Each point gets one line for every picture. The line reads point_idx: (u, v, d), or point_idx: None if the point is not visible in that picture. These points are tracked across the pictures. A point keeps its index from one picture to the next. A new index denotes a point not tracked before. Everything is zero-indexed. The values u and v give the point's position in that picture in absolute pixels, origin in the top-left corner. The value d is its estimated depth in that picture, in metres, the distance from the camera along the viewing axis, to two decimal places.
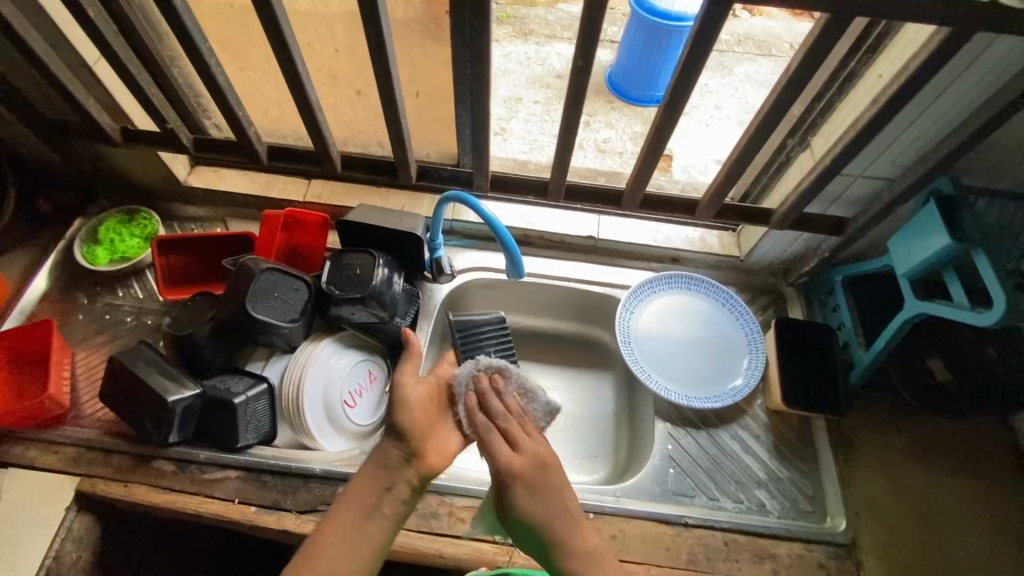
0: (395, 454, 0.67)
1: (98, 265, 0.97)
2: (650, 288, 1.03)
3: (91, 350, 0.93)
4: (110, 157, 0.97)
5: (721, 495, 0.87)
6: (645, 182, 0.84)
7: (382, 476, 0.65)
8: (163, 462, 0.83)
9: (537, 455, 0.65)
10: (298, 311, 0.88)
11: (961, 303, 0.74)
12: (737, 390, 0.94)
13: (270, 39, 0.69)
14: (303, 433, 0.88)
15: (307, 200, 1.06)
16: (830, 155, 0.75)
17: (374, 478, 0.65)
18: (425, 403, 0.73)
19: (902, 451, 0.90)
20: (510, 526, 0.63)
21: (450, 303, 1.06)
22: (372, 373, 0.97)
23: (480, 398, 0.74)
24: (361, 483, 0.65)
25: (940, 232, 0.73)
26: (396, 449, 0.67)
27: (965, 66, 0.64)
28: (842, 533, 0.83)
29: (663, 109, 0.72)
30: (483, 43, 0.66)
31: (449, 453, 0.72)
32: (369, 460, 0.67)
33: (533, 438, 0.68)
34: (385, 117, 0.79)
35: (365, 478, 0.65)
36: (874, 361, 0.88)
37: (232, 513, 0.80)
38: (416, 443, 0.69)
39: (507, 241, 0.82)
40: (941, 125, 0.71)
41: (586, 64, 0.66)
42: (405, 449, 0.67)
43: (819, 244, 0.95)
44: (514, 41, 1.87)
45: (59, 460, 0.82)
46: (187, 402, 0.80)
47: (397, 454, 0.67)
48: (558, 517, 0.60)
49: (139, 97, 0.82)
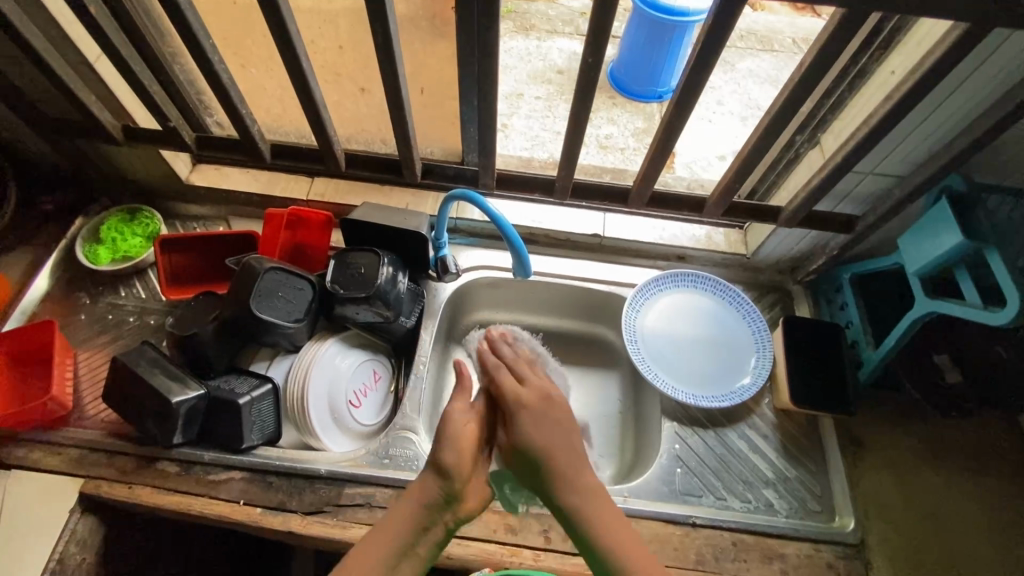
0: (436, 496, 0.62)
1: (100, 264, 0.96)
2: (656, 286, 1.03)
3: (94, 350, 0.93)
4: (111, 156, 0.96)
5: (729, 495, 0.87)
6: (653, 180, 0.84)
7: (420, 516, 0.61)
8: (167, 463, 0.82)
9: (542, 392, 0.70)
10: (303, 311, 0.87)
11: (973, 301, 0.74)
12: (745, 389, 0.94)
13: (275, 36, 0.68)
14: (308, 433, 0.87)
15: (310, 198, 1.05)
16: (842, 152, 0.74)
17: (414, 516, 0.61)
18: (472, 439, 0.66)
19: (911, 450, 0.89)
20: (514, 460, 0.67)
21: (455, 301, 1.05)
22: (377, 373, 0.97)
23: (492, 346, 0.79)
24: (400, 519, 0.61)
25: (952, 230, 0.72)
26: (435, 488, 0.63)
27: (980, 62, 0.63)
28: (851, 533, 0.83)
29: (673, 106, 0.71)
30: (491, 40, 0.65)
31: (484, 495, 0.67)
32: (411, 493, 0.63)
33: (538, 378, 0.73)
34: (391, 115, 0.78)
35: (403, 514, 0.62)
36: (882, 360, 0.87)
37: (238, 514, 0.80)
38: (459, 486, 0.63)
39: (514, 239, 0.81)
40: (955, 122, 0.70)
41: (596, 60, 0.65)
42: (446, 492, 0.63)
43: (827, 241, 0.94)
44: (515, 37, 1.86)
45: (63, 462, 0.82)
46: (191, 403, 0.79)
47: (437, 496, 0.62)
48: (559, 449, 0.64)
49: (141, 95, 0.81)
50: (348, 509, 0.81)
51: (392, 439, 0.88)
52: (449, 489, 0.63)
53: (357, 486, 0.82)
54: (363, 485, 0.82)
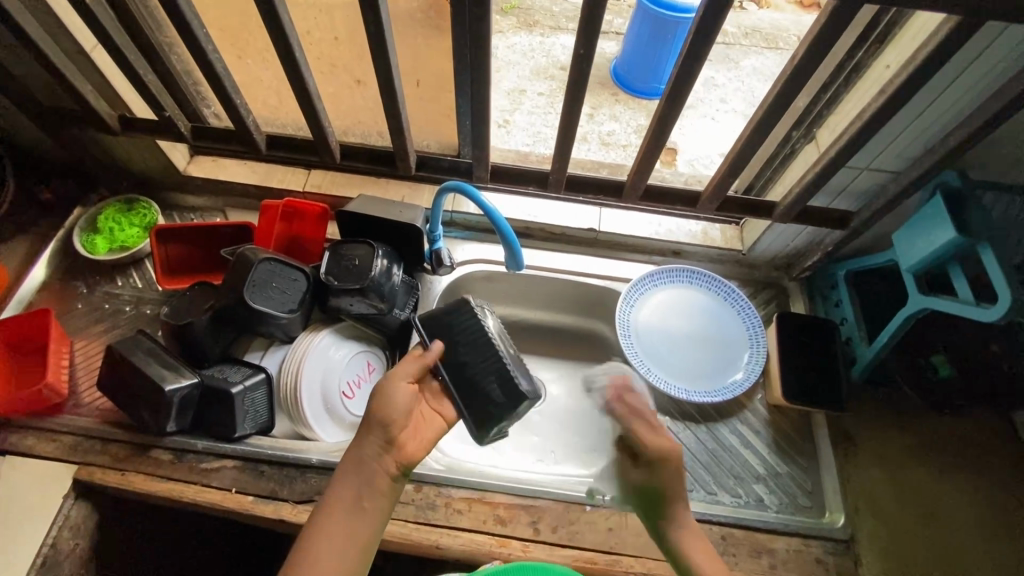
0: (371, 442, 0.63)
1: (97, 254, 0.97)
2: (651, 281, 1.03)
3: (90, 339, 0.93)
4: (108, 146, 0.96)
5: (718, 490, 0.87)
6: (647, 174, 0.83)
7: (359, 466, 0.61)
8: (160, 451, 0.83)
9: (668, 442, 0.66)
10: (297, 302, 0.87)
11: (967, 298, 0.73)
12: (737, 385, 0.94)
13: (267, 25, 0.68)
14: (301, 423, 0.88)
15: (306, 190, 1.05)
16: (836, 147, 0.73)
17: (354, 477, 0.61)
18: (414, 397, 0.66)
19: (903, 447, 0.89)
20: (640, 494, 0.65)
21: (451, 295, 1.05)
22: (370, 364, 0.97)
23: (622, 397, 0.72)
24: (341, 486, 0.61)
25: (945, 226, 0.72)
26: (371, 442, 0.63)
27: (975, 56, 0.62)
28: (840, 529, 0.83)
29: (665, 100, 0.71)
30: (483, 30, 0.65)
31: (428, 442, 0.66)
32: (348, 457, 0.62)
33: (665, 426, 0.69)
34: (384, 106, 0.78)
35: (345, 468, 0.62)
36: (876, 357, 0.87)
37: (229, 503, 0.80)
38: (396, 434, 0.64)
39: (506, 233, 0.81)
40: (950, 117, 0.69)
41: (588, 52, 0.65)
42: (382, 436, 0.63)
43: (823, 237, 0.94)
44: (518, 33, 1.86)
45: (57, 448, 0.82)
46: (184, 391, 0.80)
47: (373, 442, 0.63)
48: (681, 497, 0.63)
49: (135, 84, 0.81)
50: None
51: None
52: (385, 430, 0.63)
53: None
54: None
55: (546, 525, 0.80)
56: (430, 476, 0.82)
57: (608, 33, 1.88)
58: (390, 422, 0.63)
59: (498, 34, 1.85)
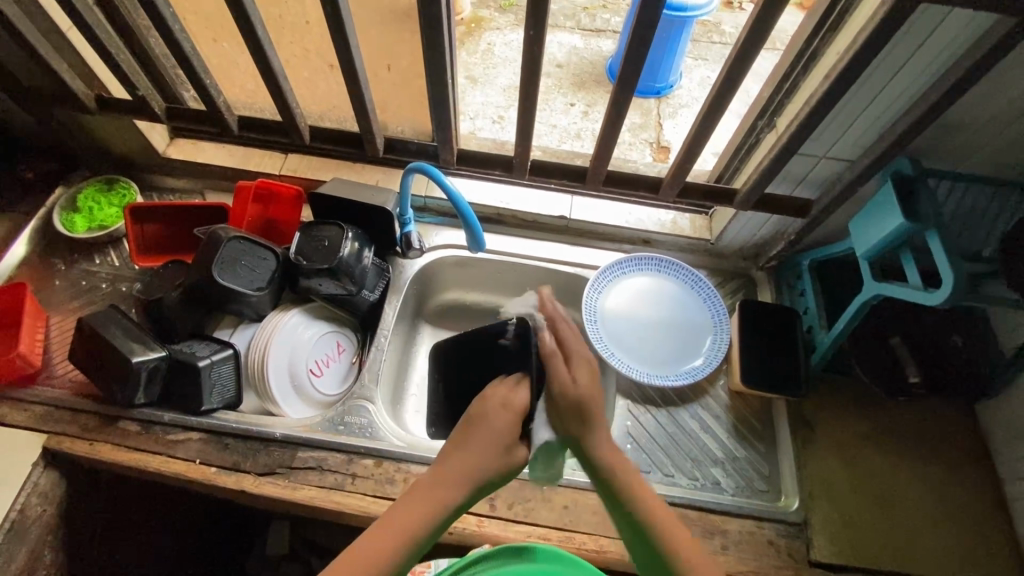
0: (459, 487, 0.56)
1: (76, 232, 0.99)
2: (619, 268, 1.04)
3: (66, 314, 0.95)
4: (87, 126, 0.99)
5: (676, 472, 0.88)
6: (608, 159, 0.85)
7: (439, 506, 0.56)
8: (127, 423, 0.85)
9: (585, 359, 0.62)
10: (266, 280, 0.89)
11: (916, 283, 0.74)
12: (697, 370, 0.95)
13: (230, 6, 0.70)
14: (267, 399, 0.90)
15: (282, 173, 1.07)
16: (789, 133, 0.75)
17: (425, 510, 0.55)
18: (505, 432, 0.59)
19: (860, 434, 0.90)
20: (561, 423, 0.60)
21: (422, 279, 1.07)
22: (340, 345, 0.99)
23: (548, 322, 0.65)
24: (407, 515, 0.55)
25: (895, 213, 0.73)
26: (460, 482, 0.56)
27: (917, 44, 0.64)
28: (793, 512, 0.84)
29: (619, 83, 0.72)
30: (436, 10, 0.67)
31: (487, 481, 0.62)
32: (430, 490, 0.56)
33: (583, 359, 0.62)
34: (348, 87, 0.80)
35: (408, 507, 0.56)
36: (834, 343, 0.88)
37: (193, 473, 0.82)
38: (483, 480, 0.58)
39: (468, 215, 0.85)
40: (897, 105, 0.70)
41: (538, 33, 0.66)
42: (465, 493, 0.57)
43: (787, 226, 0.95)
44: (516, 30, 1.87)
45: (28, 418, 0.85)
46: (151, 364, 0.82)
47: (455, 497, 0.56)
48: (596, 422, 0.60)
49: (108, 63, 0.83)
50: (301, 472, 0.83)
51: (349, 407, 0.90)
52: (475, 481, 0.57)
53: (311, 451, 0.84)
54: (316, 449, 0.85)
55: (502, 501, 0.82)
56: (390, 451, 0.84)
57: (604, 31, 1.89)
58: (475, 485, 0.57)
59: (496, 31, 1.87)
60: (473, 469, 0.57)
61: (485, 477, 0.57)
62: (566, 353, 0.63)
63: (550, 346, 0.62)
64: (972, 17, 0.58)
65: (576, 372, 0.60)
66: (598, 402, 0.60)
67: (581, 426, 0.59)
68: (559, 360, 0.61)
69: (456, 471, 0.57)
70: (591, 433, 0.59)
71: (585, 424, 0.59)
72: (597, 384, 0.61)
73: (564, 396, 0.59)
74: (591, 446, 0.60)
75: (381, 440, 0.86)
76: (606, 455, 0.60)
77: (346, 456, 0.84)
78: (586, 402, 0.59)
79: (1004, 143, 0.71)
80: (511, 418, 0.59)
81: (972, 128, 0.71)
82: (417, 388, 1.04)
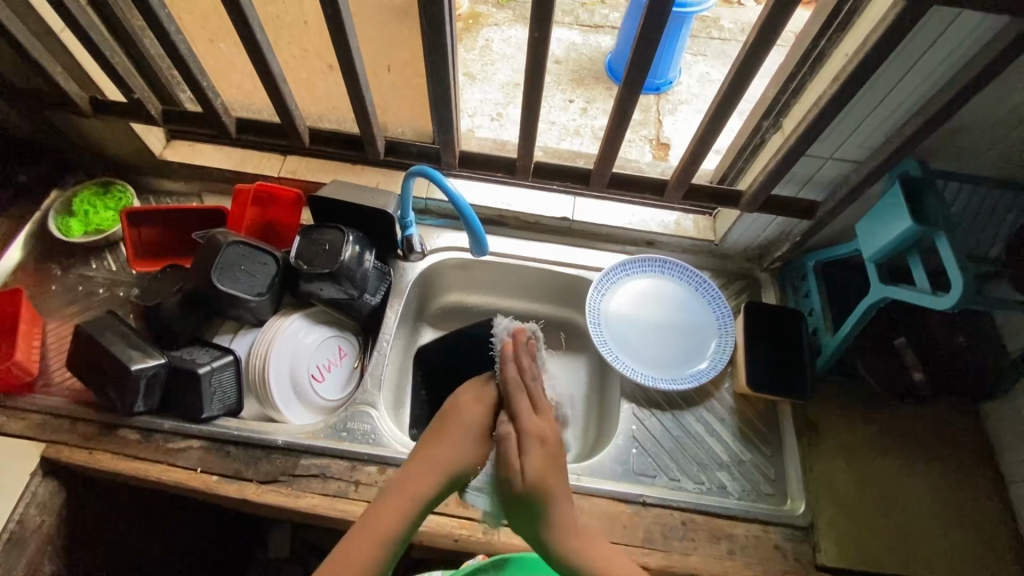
0: (433, 479, 0.59)
1: (72, 237, 0.97)
2: (623, 270, 1.03)
3: (62, 320, 0.94)
4: (80, 128, 0.97)
5: (682, 476, 0.87)
6: (613, 160, 0.83)
7: (417, 499, 0.58)
8: (127, 431, 0.84)
9: (541, 430, 0.60)
10: (265, 286, 0.88)
11: (923, 287, 0.74)
12: (702, 373, 0.94)
13: (227, 7, 0.69)
14: (269, 405, 0.89)
15: (282, 175, 1.06)
16: (798, 134, 0.74)
17: (403, 505, 0.57)
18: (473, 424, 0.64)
19: (867, 436, 0.90)
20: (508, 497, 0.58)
21: (424, 281, 1.06)
22: (341, 349, 0.98)
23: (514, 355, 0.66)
24: (385, 513, 0.56)
25: (904, 215, 0.72)
26: (433, 474, 0.60)
27: (932, 40, 0.62)
28: (800, 516, 0.84)
29: (625, 83, 0.71)
30: (438, 12, 0.66)
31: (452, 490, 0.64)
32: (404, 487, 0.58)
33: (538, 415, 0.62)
34: (348, 89, 0.79)
35: (384, 513, 0.56)
36: (840, 345, 0.88)
37: (194, 481, 0.81)
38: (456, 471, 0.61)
39: (470, 219, 0.84)
40: (906, 106, 0.69)
41: (543, 34, 0.65)
42: (438, 487, 0.60)
43: (792, 228, 0.94)
44: (514, 26, 1.86)
45: (25, 427, 0.84)
46: (151, 371, 0.80)
47: (433, 486, 0.59)
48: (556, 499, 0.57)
49: (102, 65, 0.82)
50: (303, 480, 0.82)
51: (351, 413, 0.89)
52: (447, 474, 0.61)
53: (313, 458, 0.84)
54: (319, 456, 0.84)
55: None
56: (394, 458, 0.83)
57: (603, 27, 1.87)
58: (451, 476, 0.61)
59: (494, 27, 1.85)
60: (451, 461, 0.61)
61: (459, 469, 0.61)
62: (522, 438, 0.59)
63: (508, 431, 0.60)
64: (983, 18, 0.57)
65: (527, 460, 0.57)
66: (550, 485, 0.57)
67: (533, 513, 0.56)
68: (511, 446, 0.59)
69: (432, 464, 0.60)
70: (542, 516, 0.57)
71: (535, 511, 0.56)
72: (550, 466, 0.58)
73: (511, 486, 0.57)
74: (545, 528, 0.57)
75: (384, 446, 0.85)
76: (563, 541, 0.56)
77: (349, 463, 0.84)
78: (535, 492, 0.57)
79: (1013, 144, 0.70)
80: (481, 413, 0.65)
81: (979, 130, 0.70)
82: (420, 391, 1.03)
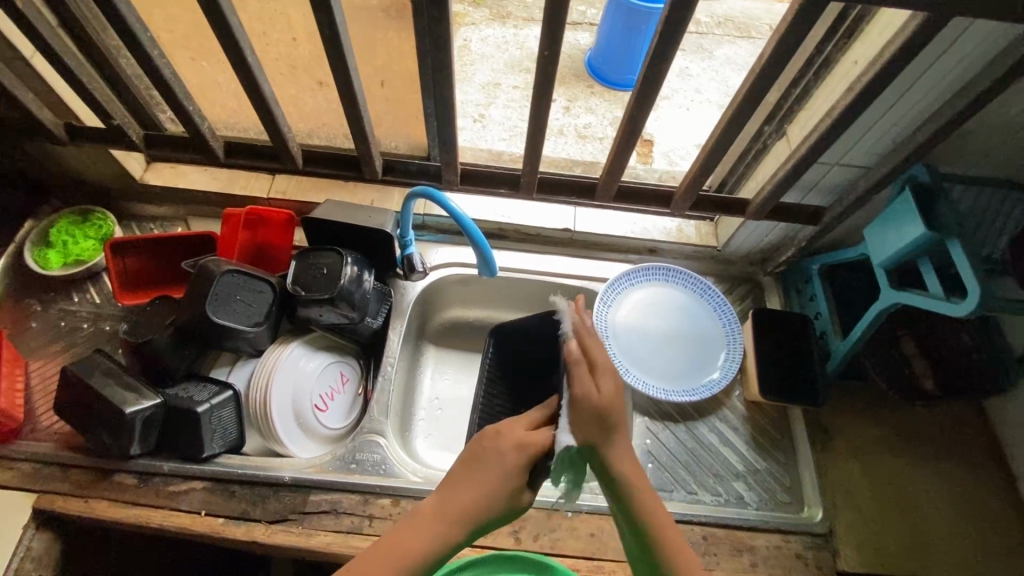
0: (457, 518, 0.53)
1: (50, 270, 0.92)
2: (628, 280, 1.01)
3: (47, 359, 0.89)
4: (56, 155, 0.91)
5: (699, 489, 0.87)
6: (620, 172, 0.82)
7: (440, 530, 0.53)
8: (124, 475, 0.80)
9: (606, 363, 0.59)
10: (263, 315, 0.84)
11: (937, 293, 0.74)
12: (714, 383, 0.93)
13: (215, 29, 0.65)
14: (273, 439, 0.86)
15: (271, 197, 1.02)
16: (807, 144, 0.73)
17: (426, 533, 0.52)
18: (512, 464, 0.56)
19: (878, 439, 0.91)
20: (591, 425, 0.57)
21: (425, 299, 1.03)
22: (344, 375, 0.95)
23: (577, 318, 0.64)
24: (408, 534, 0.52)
25: (916, 221, 0.72)
26: (457, 508, 0.54)
27: (944, 49, 0.61)
28: (818, 523, 0.83)
29: (635, 98, 0.69)
30: (443, 33, 0.63)
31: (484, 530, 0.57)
32: (433, 512, 0.54)
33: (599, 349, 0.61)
34: (345, 110, 0.76)
35: (408, 535, 0.52)
36: (850, 351, 0.87)
37: (199, 526, 0.78)
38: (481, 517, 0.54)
39: (476, 238, 0.81)
40: (914, 114, 0.69)
41: (553, 53, 0.63)
42: (463, 532, 0.54)
43: (796, 233, 0.94)
44: (491, 25, 1.82)
45: (14, 477, 0.79)
46: (147, 413, 0.76)
47: (456, 530, 0.53)
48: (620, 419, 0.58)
49: (79, 92, 0.77)
50: (314, 517, 0.79)
51: (359, 443, 0.86)
52: (473, 521, 0.54)
53: (323, 493, 0.81)
54: (329, 491, 0.81)
55: (527, 534, 0.79)
56: (407, 489, 0.81)
57: (580, 24, 1.85)
58: (476, 522, 0.54)
59: (471, 27, 1.81)
60: (473, 507, 0.54)
61: (486, 515, 0.54)
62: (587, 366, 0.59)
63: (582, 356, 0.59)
64: (997, 27, 0.57)
65: (601, 382, 0.58)
66: (620, 409, 0.58)
67: (607, 428, 0.57)
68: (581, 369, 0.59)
69: (456, 505, 0.54)
70: (611, 437, 0.57)
71: (608, 427, 0.57)
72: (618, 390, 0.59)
73: (587, 402, 0.57)
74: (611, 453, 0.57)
75: (396, 476, 0.83)
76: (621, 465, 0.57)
77: (361, 497, 0.81)
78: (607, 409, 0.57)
79: (1017, 148, 0.71)
80: (517, 459, 0.56)
81: (985, 135, 0.71)
82: (426, 412, 1.00)
